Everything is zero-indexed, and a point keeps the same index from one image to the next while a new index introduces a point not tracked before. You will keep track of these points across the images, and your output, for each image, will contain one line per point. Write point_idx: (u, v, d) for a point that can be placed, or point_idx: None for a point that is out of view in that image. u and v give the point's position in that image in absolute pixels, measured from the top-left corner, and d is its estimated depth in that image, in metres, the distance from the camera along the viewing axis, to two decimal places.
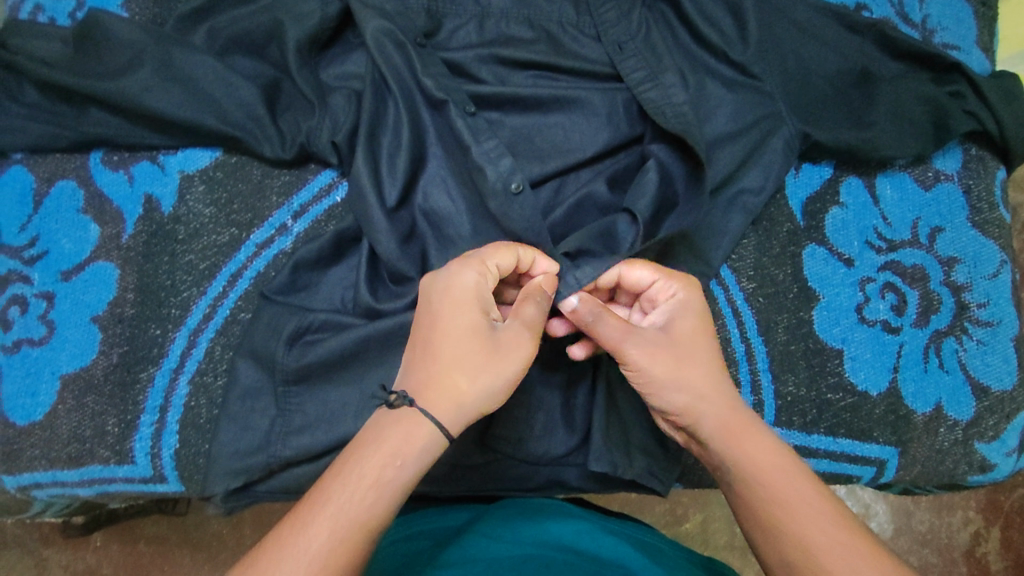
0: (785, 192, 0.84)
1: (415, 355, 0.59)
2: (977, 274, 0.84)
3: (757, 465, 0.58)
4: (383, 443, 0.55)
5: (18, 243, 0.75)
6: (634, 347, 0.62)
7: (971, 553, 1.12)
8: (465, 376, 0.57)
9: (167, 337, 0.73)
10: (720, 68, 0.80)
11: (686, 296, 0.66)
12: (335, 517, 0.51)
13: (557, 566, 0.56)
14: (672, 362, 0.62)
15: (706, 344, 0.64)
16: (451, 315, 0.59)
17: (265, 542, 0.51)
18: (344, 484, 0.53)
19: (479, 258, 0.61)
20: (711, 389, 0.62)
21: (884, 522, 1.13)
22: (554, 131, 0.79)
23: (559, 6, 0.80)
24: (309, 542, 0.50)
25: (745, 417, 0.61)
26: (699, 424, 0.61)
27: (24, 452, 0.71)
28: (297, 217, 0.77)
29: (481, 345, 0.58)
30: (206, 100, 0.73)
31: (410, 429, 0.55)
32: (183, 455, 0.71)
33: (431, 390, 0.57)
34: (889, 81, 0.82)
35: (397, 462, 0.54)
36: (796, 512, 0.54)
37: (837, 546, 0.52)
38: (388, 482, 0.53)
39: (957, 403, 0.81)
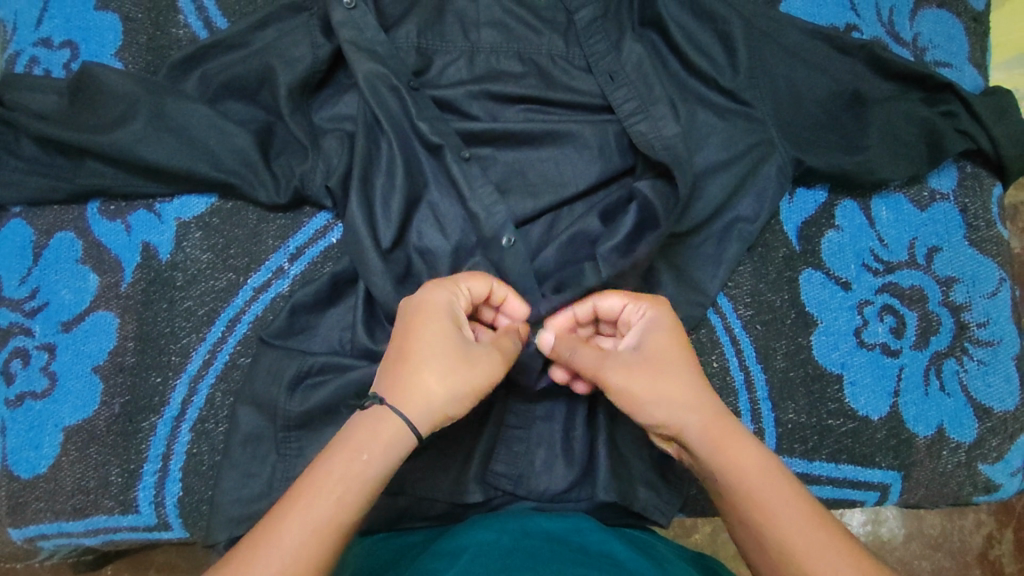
0: (780, 217, 0.84)
1: (387, 361, 0.60)
2: (976, 293, 0.84)
3: (740, 470, 0.57)
4: (351, 438, 0.55)
5: (19, 295, 0.76)
6: (614, 371, 0.64)
7: (983, 556, 1.08)
8: (433, 376, 0.57)
9: (167, 384, 0.74)
10: (711, 96, 0.80)
11: (649, 316, 0.67)
12: (307, 510, 0.51)
13: (542, 555, 0.56)
14: (648, 379, 0.62)
15: (684, 357, 0.65)
16: (422, 323, 0.60)
17: (240, 541, 0.51)
18: (314, 478, 0.52)
19: (453, 280, 0.64)
20: (691, 399, 0.62)
21: (894, 526, 1.10)
22: (546, 165, 0.79)
23: (548, 39, 0.80)
24: (282, 536, 0.50)
25: (727, 422, 0.60)
26: (686, 432, 0.61)
27: (29, 504, 0.72)
28: (294, 259, 0.78)
29: (451, 349, 0.59)
30: (200, 149, 0.73)
31: (378, 424, 0.55)
32: (188, 502, 0.72)
33: (402, 389, 0.57)
34: (882, 103, 0.81)
35: (365, 454, 0.54)
36: (777, 518, 0.54)
37: (817, 549, 0.51)
38: (357, 475, 0.53)
39: (959, 425, 0.81)
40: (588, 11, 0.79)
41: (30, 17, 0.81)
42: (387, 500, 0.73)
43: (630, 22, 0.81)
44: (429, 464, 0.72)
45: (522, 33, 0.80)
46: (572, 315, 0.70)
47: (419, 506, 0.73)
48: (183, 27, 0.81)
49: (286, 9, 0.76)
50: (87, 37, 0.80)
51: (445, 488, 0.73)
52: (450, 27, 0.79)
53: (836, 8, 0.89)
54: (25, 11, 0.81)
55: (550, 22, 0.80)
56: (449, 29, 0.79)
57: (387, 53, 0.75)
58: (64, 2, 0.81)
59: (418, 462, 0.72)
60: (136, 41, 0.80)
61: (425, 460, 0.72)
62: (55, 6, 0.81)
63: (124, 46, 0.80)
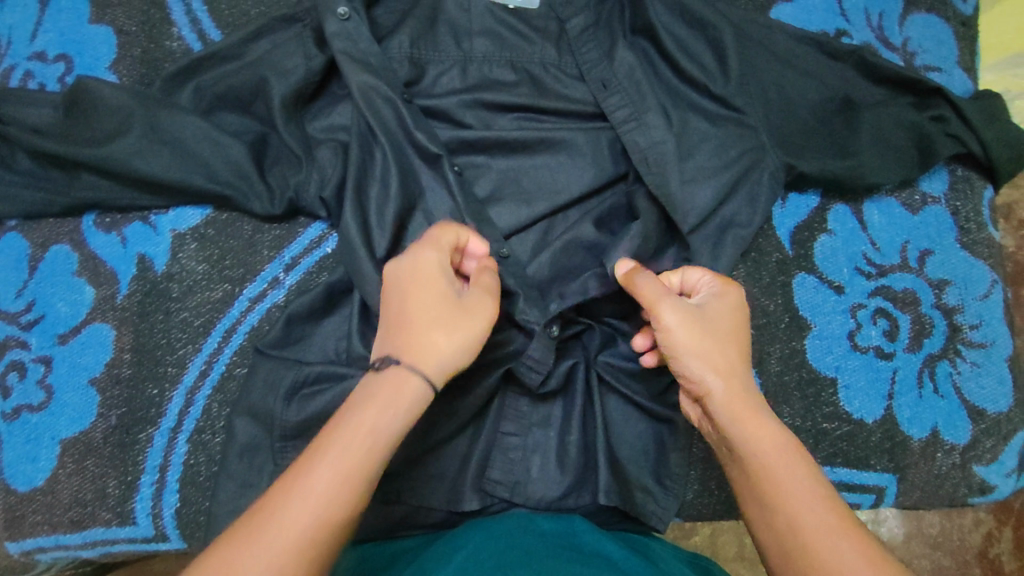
0: (773, 222, 0.85)
1: (389, 329, 0.60)
2: (968, 295, 0.85)
3: (757, 447, 0.57)
4: (376, 395, 0.55)
5: (16, 308, 0.76)
6: (670, 309, 0.62)
7: (983, 555, 1.06)
8: (444, 333, 0.58)
9: (164, 396, 0.74)
10: (702, 102, 0.81)
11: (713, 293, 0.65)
12: (340, 458, 0.51)
13: (537, 550, 0.57)
14: (696, 334, 0.61)
15: (733, 333, 0.63)
16: (417, 287, 0.59)
17: (272, 488, 0.50)
18: (343, 430, 0.53)
19: (427, 237, 0.62)
20: (726, 367, 0.61)
21: (893, 526, 1.08)
22: (540, 172, 0.79)
23: (540, 47, 0.80)
24: (317, 481, 0.50)
25: (754, 401, 0.59)
26: (710, 397, 0.60)
27: (26, 517, 0.73)
28: (289, 269, 0.78)
29: (452, 306, 0.59)
30: (195, 161, 0.74)
31: (399, 384, 0.56)
32: (185, 513, 0.72)
33: (416, 352, 0.57)
34: (871, 108, 0.82)
35: (392, 410, 0.54)
36: (789, 498, 0.53)
37: (825, 534, 0.50)
38: (386, 427, 0.54)
39: (953, 427, 0.82)
40: (579, 20, 0.79)
41: (24, 31, 0.81)
42: (384, 509, 0.73)
43: (622, 31, 0.82)
44: (426, 472, 0.73)
45: (514, 42, 0.80)
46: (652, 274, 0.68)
47: (416, 515, 0.74)
48: (177, 39, 0.81)
49: (279, 21, 0.76)
50: (81, 50, 0.80)
51: (442, 496, 0.73)
52: (442, 37, 0.80)
53: (826, 14, 0.90)
54: (19, 25, 0.81)
55: (541, 31, 0.80)
56: (441, 38, 0.80)
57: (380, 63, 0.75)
58: (58, 16, 0.81)
59: (415, 471, 0.72)
60: (130, 54, 0.80)
61: (422, 468, 0.73)
62: (49, 20, 0.81)
63: (118, 59, 0.80)
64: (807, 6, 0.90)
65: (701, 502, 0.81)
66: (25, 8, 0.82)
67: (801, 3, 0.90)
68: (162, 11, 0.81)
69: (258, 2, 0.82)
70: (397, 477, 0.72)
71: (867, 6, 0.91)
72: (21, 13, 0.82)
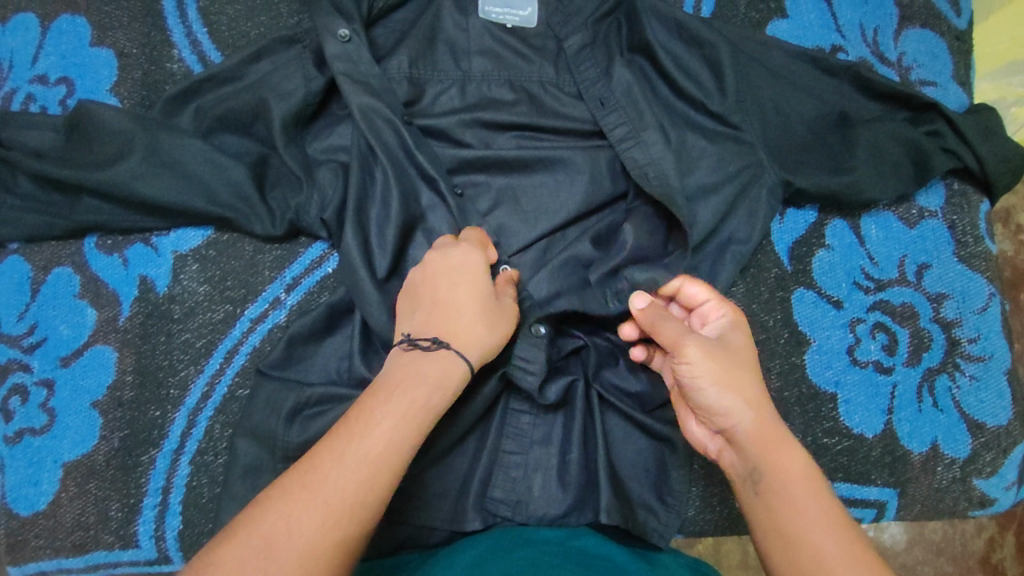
0: (771, 238, 0.85)
1: (428, 313, 0.62)
2: (966, 309, 0.85)
3: (788, 481, 0.56)
4: (427, 369, 0.58)
5: (17, 331, 0.77)
6: (695, 345, 0.60)
7: (986, 561, 1.00)
8: (486, 325, 0.62)
9: (166, 418, 0.75)
10: (700, 120, 0.81)
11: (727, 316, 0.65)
12: (389, 429, 0.54)
13: (543, 562, 0.59)
14: (725, 366, 0.59)
15: (754, 363, 0.63)
16: (463, 278, 0.64)
17: (323, 442, 0.53)
18: (393, 401, 0.55)
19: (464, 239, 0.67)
20: (757, 400, 0.59)
21: (896, 532, 0.99)
22: (539, 191, 0.80)
23: (538, 66, 0.80)
24: (367, 446, 0.53)
25: (783, 433, 0.58)
26: (737, 429, 0.58)
27: (28, 541, 0.73)
28: (290, 289, 0.78)
29: (492, 300, 0.63)
30: (196, 184, 0.74)
31: (448, 363, 0.58)
32: (187, 535, 0.73)
33: (461, 336, 0.60)
34: (868, 124, 0.82)
35: (440, 389, 0.57)
36: (817, 537, 0.53)
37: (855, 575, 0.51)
38: (433, 406, 0.56)
39: (953, 441, 0.83)
40: (577, 38, 0.79)
41: (26, 55, 0.82)
42: (386, 530, 0.73)
43: (619, 48, 0.82)
44: (428, 491, 0.73)
45: (512, 61, 0.80)
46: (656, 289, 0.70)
47: (419, 535, 0.74)
48: (177, 62, 0.82)
49: (279, 42, 0.76)
50: (82, 73, 0.81)
51: (443, 515, 0.73)
52: (441, 56, 0.80)
53: (821, 30, 0.91)
54: (21, 49, 0.82)
55: (539, 50, 0.81)
56: (440, 58, 0.80)
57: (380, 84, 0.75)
58: (59, 39, 0.82)
59: (417, 491, 0.73)
60: (131, 77, 0.81)
61: (424, 488, 0.73)
62: (50, 43, 0.82)
63: (119, 82, 0.81)
64: (803, 23, 0.91)
65: (703, 518, 0.82)
66: (26, 31, 0.82)
67: (797, 19, 0.91)
68: (163, 33, 0.82)
69: (257, 23, 0.83)
70: (399, 497, 0.72)
71: (862, 22, 0.92)
72: (22, 37, 0.82)
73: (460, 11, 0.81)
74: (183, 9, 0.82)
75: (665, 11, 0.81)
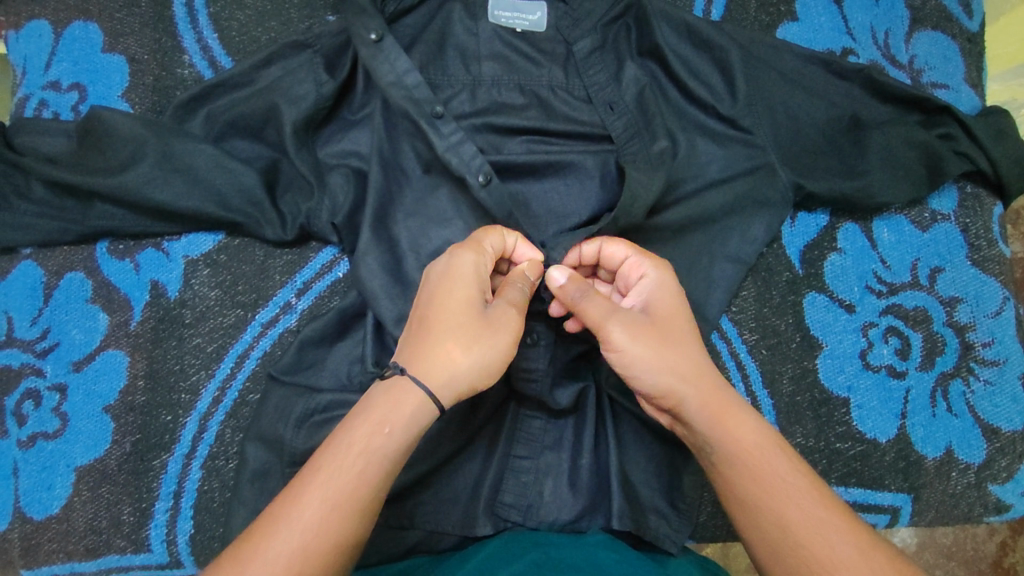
0: (782, 241, 0.85)
1: (411, 328, 0.62)
2: (980, 312, 0.84)
3: (738, 445, 0.58)
4: (372, 411, 0.56)
5: (30, 336, 0.77)
6: (619, 328, 0.61)
7: (998, 565, 0.98)
8: (459, 346, 0.59)
9: (177, 422, 0.75)
10: (711, 123, 0.80)
11: (651, 274, 0.67)
12: (328, 484, 0.53)
13: (550, 564, 0.59)
14: (653, 341, 0.61)
15: (685, 325, 0.64)
16: (449, 284, 0.61)
17: (265, 511, 0.53)
18: (336, 452, 0.54)
19: (476, 240, 0.64)
20: (691, 368, 0.61)
21: (906, 535, 0.99)
22: (550, 195, 0.80)
23: (548, 70, 0.80)
24: (305, 507, 0.52)
25: (725, 395, 0.60)
26: (683, 405, 0.60)
27: (41, 546, 0.74)
28: (301, 294, 0.79)
29: (476, 317, 0.60)
30: (207, 188, 0.74)
31: (401, 396, 0.57)
32: (199, 540, 0.73)
33: (427, 360, 0.59)
34: (880, 127, 0.82)
35: (386, 428, 0.55)
36: (776, 492, 0.55)
37: (817, 527, 0.52)
38: (379, 448, 0.55)
39: (967, 446, 0.82)
40: (586, 42, 0.79)
41: (39, 61, 0.82)
42: (397, 535, 0.73)
43: (629, 52, 0.81)
44: (438, 496, 0.73)
45: (522, 65, 0.80)
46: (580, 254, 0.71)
47: (430, 540, 0.73)
48: (188, 67, 0.82)
49: (290, 47, 0.76)
50: (95, 79, 0.81)
51: (454, 520, 0.73)
52: (451, 61, 0.80)
53: (832, 33, 0.91)
54: (34, 55, 0.82)
55: (549, 54, 0.80)
56: (450, 63, 0.80)
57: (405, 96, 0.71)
58: (71, 45, 0.82)
59: (428, 495, 0.73)
60: (143, 82, 0.81)
61: (435, 492, 0.73)
62: (62, 49, 0.82)
63: (131, 87, 0.81)
64: (813, 25, 0.91)
65: (714, 523, 0.81)
66: (38, 38, 0.83)
67: (807, 22, 0.91)
68: (174, 39, 0.82)
69: (267, 29, 0.83)
70: (410, 502, 0.73)
71: (873, 25, 0.91)
72: (35, 43, 0.83)
73: (469, 16, 0.81)
74: (194, 15, 0.83)
75: (675, 15, 0.81)
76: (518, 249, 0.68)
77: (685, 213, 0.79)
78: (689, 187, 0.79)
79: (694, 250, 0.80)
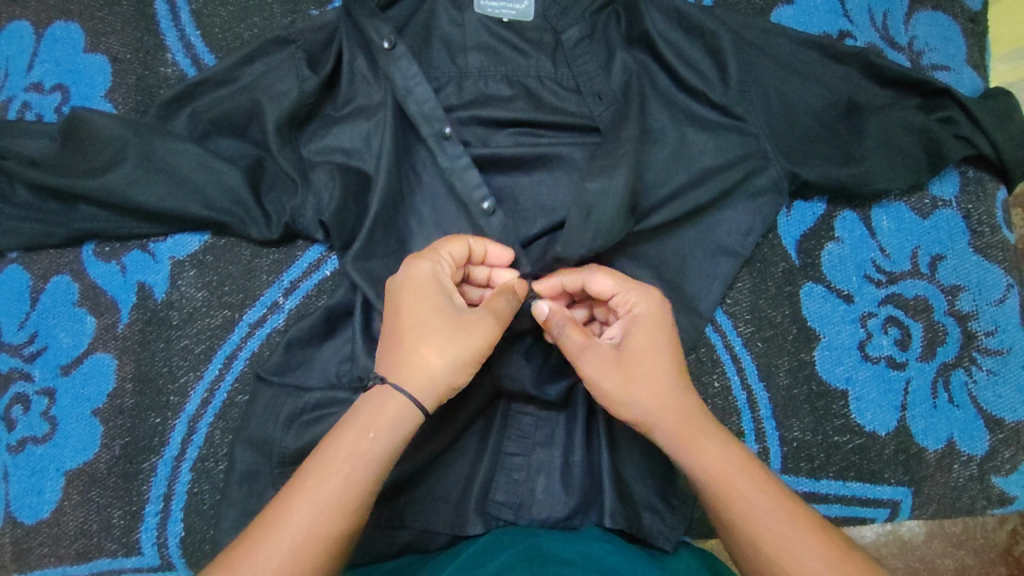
0: (778, 231, 0.83)
1: (385, 340, 0.61)
2: (983, 301, 0.82)
3: (707, 472, 0.57)
4: (357, 417, 0.56)
5: (18, 340, 0.77)
6: (589, 365, 0.62)
7: (1008, 553, 0.94)
8: (433, 349, 0.58)
9: (167, 424, 0.75)
10: (703, 112, 0.78)
11: (638, 308, 0.64)
12: (315, 489, 0.52)
13: (540, 558, 0.58)
14: (622, 373, 0.61)
15: (662, 355, 0.62)
16: (414, 296, 0.60)
17: (255, 518, 0.53)
18: (323, 458, 0.54)
19: (433, 249, 0.63)
20: (660, 395, 0.60)
21: (914, 524, 0.94)
22: (538, 189, 0.78)
23: (536, 60, 0.78)
24: (293, 512, 0.51)
25: (696, 419, 0.60)
26: (654, 431, 0.60)
27: (34, 549, 0.74)
28: (288, 293, 0.78)
29: (445, 320, 0.60)
30: (191, 189, 0.74)
31: (383, 402, 0.56)
32: (190, 542, 0.73)
33: (402, 366, 0.58)
34: (876, 112, 0.79)
35: (371, 433, 0.55)
36: (747, 516, 0.54)
37: (788, 546, 0.52)
38: (365, 452, 0.54)
39: (970, 437, 0.80)
40: (575, 31, 0.77)
41: (21, 62, 0.82)
42: (388, 535, 0.72)
43: (618, 39, 0.79)
44: (428, 494, 0.72)
45: (509, 56, 0.78)
46: (561, 284, 0.68)
47: (421, 540, 0.72)
48: (171, 66, 0.81)
49: (272, 42, 0.75)
50: (78, 80, 0.81)
51: (445, 520, 0.72)
52: (437, 53, 0.78)
53: (828, 15, 0.88)
54: (16, 56, 0.82)
55: (537, 43, 0.78)
56: (436, 55, 0.78)
57: (408, 104, 0.72)
58: (53, 45, 0.81)
59: (417, 494, 0.72)
60: (125, 82, 0.81)
61: (425, 491, 0.72)
62: (45, 50, 0.81)
63: (114, 87, 0.80)
64: (809, 8, 0.88)
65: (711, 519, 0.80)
66: (21, 39, 0.82)
67: (803, 5, 0.88)
68: (156, 37, 0.81)
69: (250, 25, 0.82)
70: (400, 501, 0.72)
71: (871, 6, 0.89)
72: (17, 45, 0.82)
73: (454, 6, 0.79)
74: (176, 12, 0.82)
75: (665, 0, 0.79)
76: (492, 252, 0.67)
77: (680, 202, 0.76)
78: (683, 178, 0.77)
79: (686, 241, 0.78)
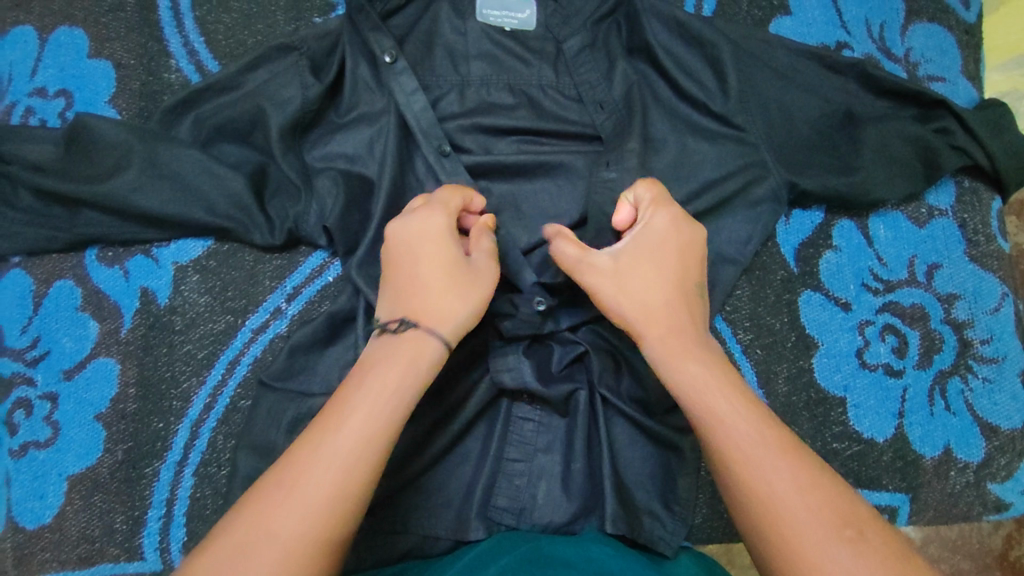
0: (777, 240, 0.84)
1: (397, 289, 0.60)
2: (978, 309, 0.83)
3: (686, 380, 0.57)
4: (399, 354, 0.56)
5: (21, 345, 0.77)
6: (587, 269, 0.63)
7: (1003, 558, 0.95)
8: (460, 298, 0.59)
9: (169, 430, 0.75)
10: (703, 121, 0.79)
11: (652, 225, 0.64)
12: (365, 415, 0.52)
13: (540, 561, 0.58)
14: (620, 281, 0.61)
15: (664, 272, 0.62)
16: (433, 246, 0.61)
17: (298, 439, 0.52)
18: (369, 387, 0.54)
19: (438, 203, 0.63)
20: (651, 306, 0.60)
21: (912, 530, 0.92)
22: (540, 197, 0.78)
23: (538, 69, 0.79)
24: (343, 436, 0.51)
25: (684, 332, 0.59)
26: (641, 338, 0.60)
27: (34, 555, 0.74)
28: (291, 299, 0.78)
29: (466, 271, 0.61)
30: (195, 195, 0.74)
31: (420, 344, 0.56)
32: (191, 547, 0.73)
33: (433, 310, 0.58)
34: (873, 122, 0.80)
35: (416, 368, 0.55)
36: (719, 427, 0.54)
37: (756, 458, 0.52)
38: (410, 384, 0.54)
39: (966, 444, 0.81)
40: (576, 40, 0.78)
41: (25, 67, 0.82)
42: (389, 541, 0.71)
43: (619, 49, 0.80)
44: (430, 500, 0.73)
45: (511, 64, 0.79)
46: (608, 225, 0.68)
47: (423, 545, 0.72)
48: (175, 71, 0.81)
49: (276, 49, 0.75)
50: (82, 85, 0.81)
51: (447, 525, 0.72)
52: (440, 61, 0.79)
53: (826, 27, 0.89)
54: (20, 62, 0.82)
55: (539, 52, 0.79)
56: (439, 63, 0.78)
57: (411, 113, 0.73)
58: (58, 51, 0.82)
59: (419, 500, 0.72)
60: (129, 88, 0.81)
61: (428, 496, 0.73)
62: (49, 56, 0.82)
63: (118, 93, 0.81)
64: (807, 20, 0.89)
65: (711, 525, 0.81)
66: (25, 44, 0.82)
67: (800, 16, 0.90)
68: (160, 43, 0.82)
69: (254, 31, 0.82)
70: (403, 507, 0.72)
71: (868, 17, 0.90)
72: (21, 50, 0.82)
73: (457, 15, 0.79)
74: (180, 19, 0.82)
75: (666, 10, 0.79)
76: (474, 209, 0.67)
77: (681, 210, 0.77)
78: (683, 186, 0.78)
79: None
